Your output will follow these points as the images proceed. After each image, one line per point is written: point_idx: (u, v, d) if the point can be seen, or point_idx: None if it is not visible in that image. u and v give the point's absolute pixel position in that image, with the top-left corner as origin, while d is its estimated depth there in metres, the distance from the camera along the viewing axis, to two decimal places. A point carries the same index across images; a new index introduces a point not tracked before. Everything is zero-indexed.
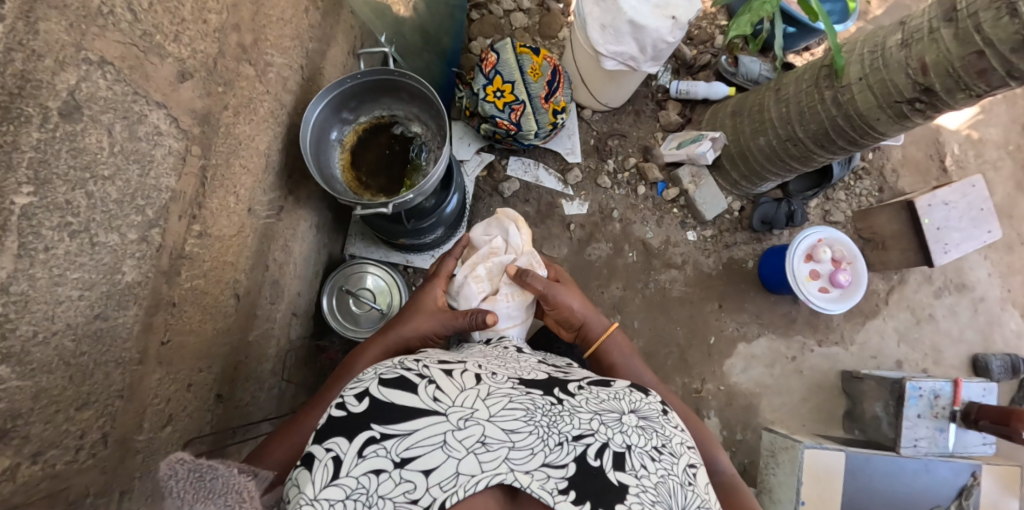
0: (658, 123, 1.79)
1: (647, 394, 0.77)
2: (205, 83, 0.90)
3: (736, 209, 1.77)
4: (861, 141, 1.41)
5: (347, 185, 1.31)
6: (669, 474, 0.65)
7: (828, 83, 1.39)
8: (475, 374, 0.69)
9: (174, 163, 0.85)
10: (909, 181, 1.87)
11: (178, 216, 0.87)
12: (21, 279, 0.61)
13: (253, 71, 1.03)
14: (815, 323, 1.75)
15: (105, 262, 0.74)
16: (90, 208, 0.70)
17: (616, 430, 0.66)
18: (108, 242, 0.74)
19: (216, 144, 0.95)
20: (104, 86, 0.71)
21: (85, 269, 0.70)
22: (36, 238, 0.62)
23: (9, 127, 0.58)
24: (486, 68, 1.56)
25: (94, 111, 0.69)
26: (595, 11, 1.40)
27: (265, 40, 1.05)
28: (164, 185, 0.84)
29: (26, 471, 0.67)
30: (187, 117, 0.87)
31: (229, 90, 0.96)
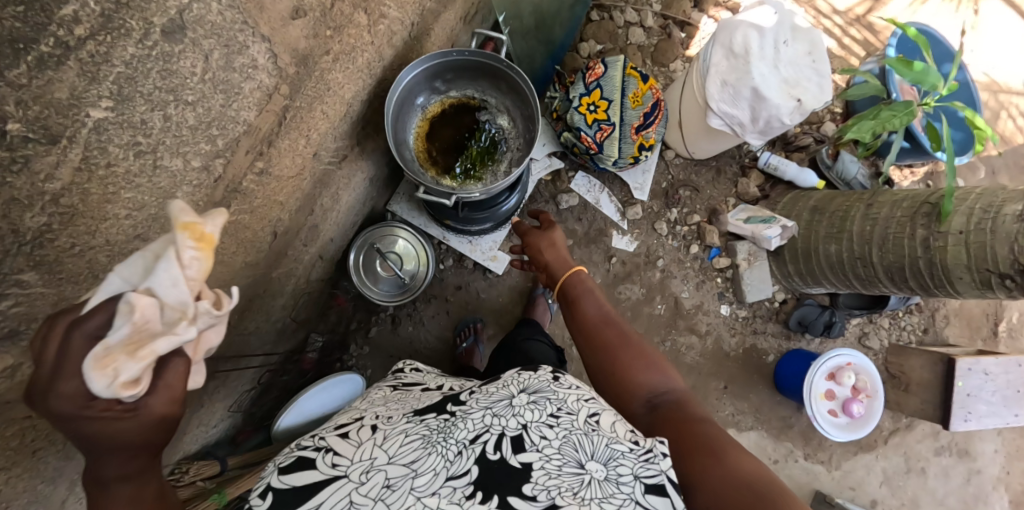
0: (734, 189, 1.72)
1: (536, 368, 0.77)
2: (316, 24, 0.85)
3: (778, 301, 1.72)
4: (934, 289, 1.35)
5: (416, 155, 1.27)
6: (570, 433, 0.65)
7: (925, 221, 1.31)
8: (371, 427, 0.72)
9: (259, 99, 0.81)
10: (956, 333, 1.80)
11: (245, 151, 0.83)
12: (74, 193, 0.58)
13: (365, 20, 0.97)
14: (809, 436, 1.72)
15: (162, 186, 0.70)
16: (162, 130, 0.65)
17: (509, 415, 0.67)
18: (169, 168, 0.70)
19: (306, 87, 0.90)
20: (215, 11, 0.65)
21: (141, 191, 0.67)
22: (100, 155, 0.58)
23: (106, 37, 0.53)
24: (589, 78, 1.50)
25: (199, 35, 0.64)
26: (722, 64, 1.31)
27: None
28: (242, 118, 0.79)
29: (27, 370, 0.65)
30: (287, 56, 0.82)
31: (336, 36, 0.91)
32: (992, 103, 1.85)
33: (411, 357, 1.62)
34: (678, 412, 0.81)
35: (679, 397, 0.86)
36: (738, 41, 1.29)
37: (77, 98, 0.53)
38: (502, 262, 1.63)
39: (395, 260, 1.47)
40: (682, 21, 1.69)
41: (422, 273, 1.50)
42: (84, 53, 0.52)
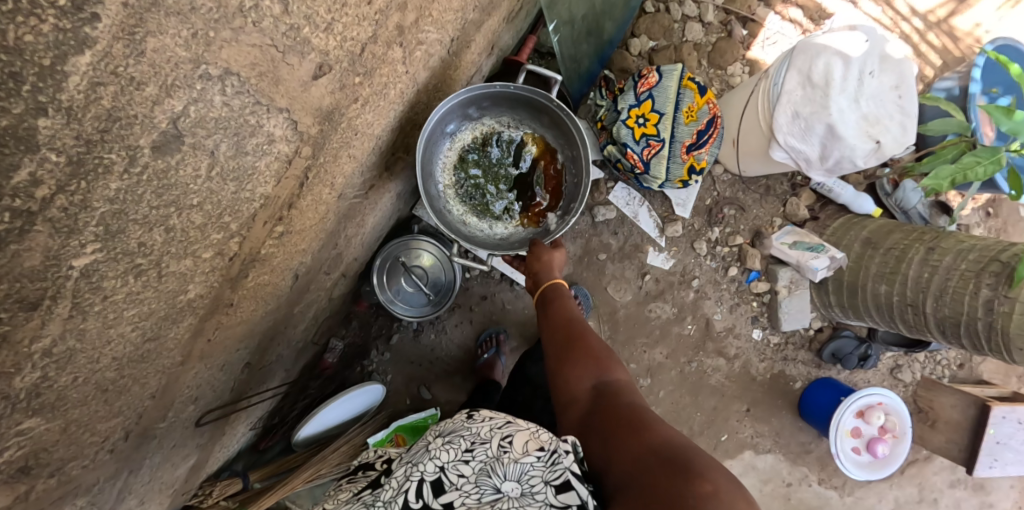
0: (782, 208, 1.61)
1: (454, 415, 0.80)
2: (342, 75, 0.73)
3: (813, 329, 1.65)
4: (986, 350, 1.27)
5: (446, 187, 1.20)
6: (482, 461, 0.66)
7: (992, 281, 1.21)
8: None
9: (278, 169, 0.71)
10: (991, 368, 1.74)
11: (263, 222, 0.74)
12: (68, 338, 0.50)
13: (400, 54, 0.84)
14: (826, 462, 1.71)
15: (170, 288, 0.62)
16: (166, 242, 0.57)
17: (427, 460, 0.69)
18: (177, 270, 0.62)
19: (330, 140, 0.80)
20: (219, 104, 0.55)
21: (147, 302, 0.59)
22: (94, 294, 0.50)
23: (80, 184, 0.44)
24: (641, 88, 1.35)
25: (200, 136, 0.54)
26: (796, 93, 1.16)
27: (426, 17, 0.85)
28: (258, 193, 0.70)
29: (42, 487, 0.61)
30: (309, 118, 0.71)
31: (366, 81, 0.79)
32: None
33: (432, 366, 1.59)
34: (612, 392, 0.79)
35: (624, 384, 0.82)
36: (816, 72, 1.14)
37: (54, 257, 0.44)
38: None
39: (420, 274, 1.40)
40: (745, 17, 1.51)
41: (448, 288, 1.43)
42: (53, 210, 0.43)
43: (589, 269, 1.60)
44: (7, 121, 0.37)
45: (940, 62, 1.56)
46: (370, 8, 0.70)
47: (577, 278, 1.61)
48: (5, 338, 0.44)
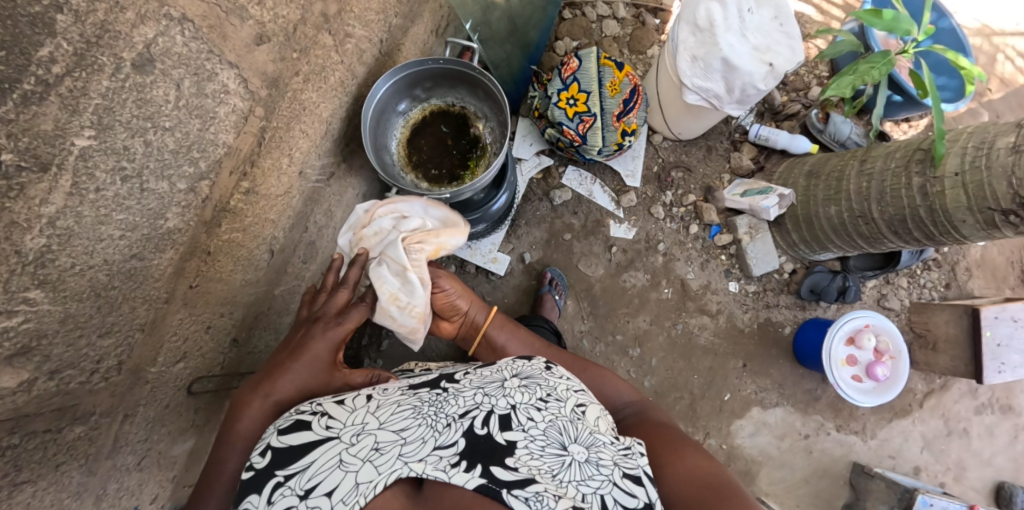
0: (728, 164, 1.71)
1: (530, 359, 0.84)
2: (281, 48, 0.88)
3: (787, 271, 1.70)
4: (940, 237, 1.32)
5: (398, 160, 1.29)
6: (556, 418, 0.72)
7: (920, 168, 1.28)
8: (366, 395, 0.76)
9: (235, 122, 0.85)
10: (981, 285, 1.74)
11: (229, 172, 0.88)
12: (68, 216, 0.64)
13: (331, 41, 0.99)
14: (838, 408, 1.68)
15: (151, 207, 0.76)
16: (146, 155, 0.71)
17: (500, 395, 0.73)
18: (156, 190, 0.75)
19: (280, 108, 0.94)
20: (180, 43, 0.70)
21: (131, 212, 0.73)
22: (89, 180, 0.64)
23: (82, 73, 0.59)
24: (565, 73, 1.52)
25: (167, 66, 0.69)
26: (689, 41, 1.31)
27: (349, 11, 1.01)
28: (221, 140, 0.83)
29: (42, 385, 0.71)
30: (256, 79, 0.85)
31: (303, 58, 0.94)
32: (985, 47, 1.74)
33: None
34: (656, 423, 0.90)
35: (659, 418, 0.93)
36: (700, 17, 1.28)
37: (61, 128, 0.59)
38: (503, 263, 1.66)
39: None
40: (654, 8, 1.71)
41: None
42: (63, 88, 0.58)
43: (558, 250, 1.70)
44: (38, 9, 0.54)
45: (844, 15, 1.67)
46: None
47: (549, 260, 1.70)
48: (23, 189, 0.57)
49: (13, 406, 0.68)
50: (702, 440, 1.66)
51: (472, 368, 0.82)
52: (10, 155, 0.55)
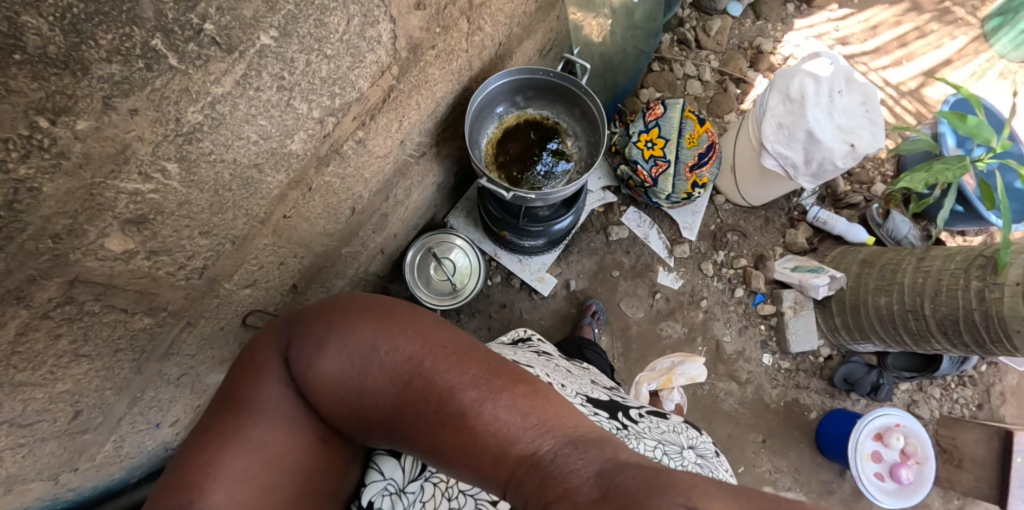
0: (782, 239, 1.73)
1: (699, 433, 0.83)
2: (431, 18, 0.91)
3: (823, 356, 1.69)
4: (990, 345, 1.33)
5: (485, 158, 1.30)
6: None
7: (980, 274, 1.30)
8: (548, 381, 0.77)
9: (374, 72, 0.87)
10: (1014, 413, 1.73)
11: (353, 118, 0.90)
12: (228, 103, 0.68)
13: (467, 27, 1.03)
14: (852, 506, 1.63)
15: (286, 123, 0.79)
16: (302, 74, 0.75)
17: (680, 463, 0.71)
18: (297, 109, 0.78)
19: (410, 74, 0.96)
20: None
21: (271, 122, 0.76)
22: (256, 76, 0.69)
23: None
24: (648, 117, 1.53)
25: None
26: (778, 108, 1.36)
27: (487, 7, 1.05)
28: (358, 85, 0.86)
29: (139, 261, 0.71)
30: (404, 40, 0.89)
31: (442, 35, 0.97)
32: None
33: None
34: None
35: None
36: (794, 89, 1.34)
37: (257, 20, 0.64)
38: (548, 284, 1.63)
39: (448, 267, 1.43)
40: (738, 78, 1.80)
41: (474, 285, 1.45)
42: None
43: (603, 284, 1.67)
44: None
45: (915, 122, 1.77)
46: None
47: (592, 292, 1.66)
48: (206, 62, 0.62)
49: (111, 271, 0.68)
50: None
51: (643, 410, 0.82)
52: (212, 27, 0.60)
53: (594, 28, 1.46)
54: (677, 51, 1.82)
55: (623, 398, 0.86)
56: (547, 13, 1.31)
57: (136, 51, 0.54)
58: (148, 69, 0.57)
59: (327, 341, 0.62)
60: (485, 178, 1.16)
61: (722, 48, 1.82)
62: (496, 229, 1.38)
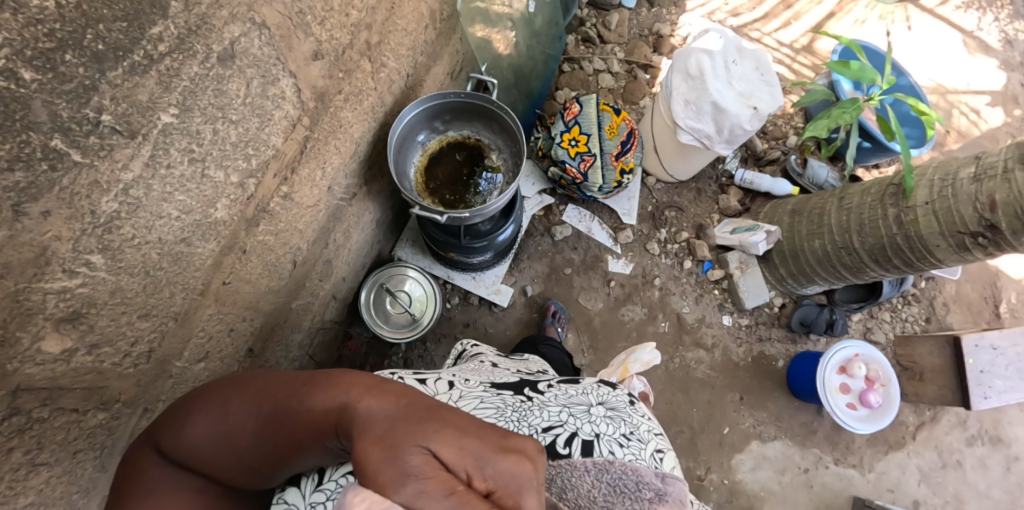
0: (716, 205, 1.82)
1: (616, 387, 0.85)
2: (331, 66, 0.94)
3: (777, 306, 1.78)
4: (918, 263, 1.42)
5: (415, 186, 1.33)
6: (637, 459, 0.72)
7: (893, 201, 1.41)
8: (448, 381, 0.79)
9: (285, 127, 0.90)
10: (959, 320, 1.85)
11: (273, 174, 0.92)
12: (140, 187, 0.69)
13: (370, 67, 1.05)
14: (835, 440, 1.71)
15: (206, 193, 0.80)
16: (211, 143, 0.77)
17: (585, 420, 0.74)
18: (214, 178, 0.80)
19: (323, 121, 0.98)
20: (256, 46, 0.77)
21: (190, 195, 0.77)
22: (164, 154, 0.70)
23: (178, 56, 0.66)
24: (567, 116, 1.59)
25: (243, 64, 0.76)
26: (682, 87, 1.45)
27: (387, 44, 1.08)
28: (271, 142, 0.88)
29: (80, 358, 0.71)
30: (308, 91, 0.91)
31: (347, 79, 1.00)
32: (941, 104, 1.96)
33: None
34: None
35: None
36: (692, 67, 1.42)
37: (154, 102, 0.65)
38: (506, 295, 1.66)
39: (404, 299, 1.46)
40: (645, 64, 1.89)
41: (434, 312, 1.48)
42: (162, 66, 0.64)
43: (559, 284, 1.72)
44: None
45: (813, 74, 1.90)
46: (348, 19, 0.93)
47: (550, 294, 1.71)
48: (111, 152, 0.63)
49: (52, 374, 0.68)
50: (703, 475, 1.65)
51: (554, 382, 0.83)
52: (109, 117, 0.61)
53: (501, 42, 1.50)
54: (584, 50, 1.90)
55: (535, 377, 0.87)
56: (448, 37, 1.34)
57: (37, 155, 0.56)
58: (52, 169, 0.58)
59: (189, 413, 0.66)
60: (418, 206, 1.19)
61: (624, 39, 1.92)
62: (442, 251, 1.41)
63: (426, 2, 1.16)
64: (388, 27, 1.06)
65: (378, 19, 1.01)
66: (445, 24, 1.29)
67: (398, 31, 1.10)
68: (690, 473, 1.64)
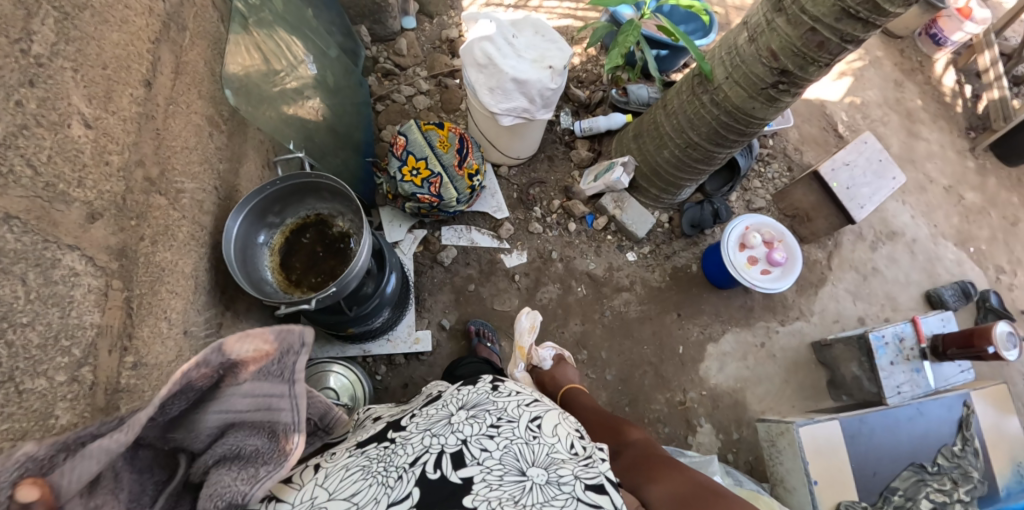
0: (572, 163, 1.90)
1: (476, 381, 0.79)
2: (116, 219, 0.89)
3: (666, 221, 1.89)
4: (749, 130, 1.52)
5: (279, 286, 1.28)
6: (511, 442, 0.67)
7: (703, 89, 1.53)
8: (314, 466, 0.70)
9: (96, 300, 0.84)
10: (813, 156, 2.04)
11: (107, 350, 0.85)
12: None
13: (165, 200, 1.00)
14: (772, 305, 1.82)
15: (36, 408, 0.73)
16: (11, 356, 0.70)
17: (448, 433, 0.69)
18: (35, 389, 0.73)
19: (138, 275, 0.92)
20: (12, 240, 0.71)
21: (15, 419, 0.70)
22: None
23: None
24: (397, 151, 1.58)
25: (6, 263, 0.70)
26: (480, 78, 1.49)
27: (172, 169, 1.03)
28: (88, 321, 0.82)
29: None
30: (102, 254, 0.85)
31: (143, 222, 0.94)
32: None
33: None
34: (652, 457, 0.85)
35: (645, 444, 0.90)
36: (478, 56, 1.46)
37: None
38: (426, 339, 1.63)
39: (331, 396, 1.39)
40: (449, 72, 1.94)
41: (365, 392, 1.44)
42: None
43: (471, 302, 1.72)
44: None
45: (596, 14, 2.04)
46: (112, 167, 0.88)
47: (468, 316, 1.71)
48: None
49: None
50: (683, 398, 1.70)
51: (418, 410, 0.77)
52: None
53: (305, 110, 1.47)
54: (389, 84, 1.93)
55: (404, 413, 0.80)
56: (243, 133, 1.30)
57: None
58: None
59: None
60: (283, 305, 1.14)
61: (421, 58, 1.96)
62: (341, 331, 1.37)
63: (195, 112, 1.12)
64: (164, 154, 1.01)
65: (147, 152, 0.96)
66: (231, 122, 1.25)
67: (179, 152, 1.05)
68: (672, 403, 1.69)
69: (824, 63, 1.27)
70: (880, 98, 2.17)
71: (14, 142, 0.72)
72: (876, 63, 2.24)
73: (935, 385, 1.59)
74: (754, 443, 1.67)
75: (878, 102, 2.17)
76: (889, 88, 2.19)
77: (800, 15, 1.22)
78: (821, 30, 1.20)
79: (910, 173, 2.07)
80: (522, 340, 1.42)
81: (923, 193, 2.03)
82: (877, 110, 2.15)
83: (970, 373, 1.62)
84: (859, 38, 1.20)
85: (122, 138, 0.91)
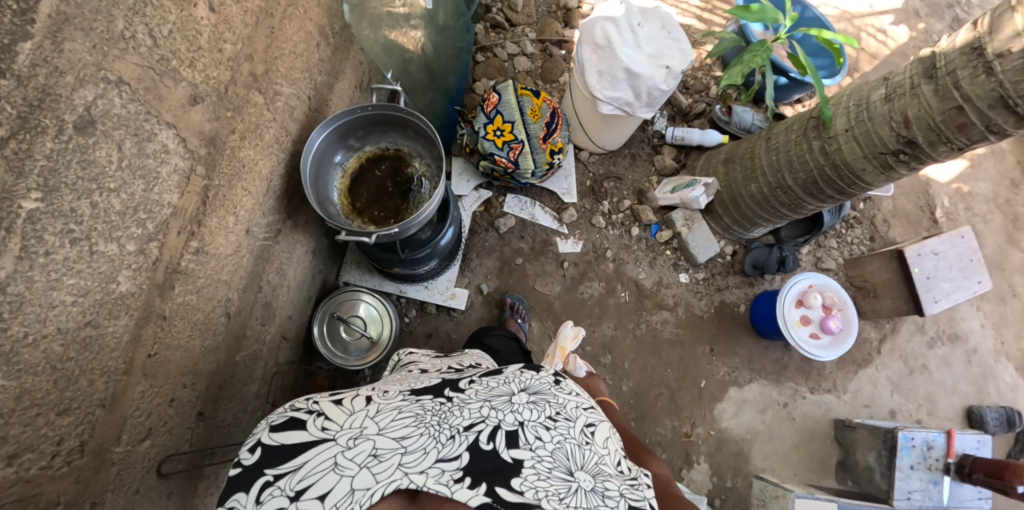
0: (653, 167, 1.83)
1: (538, 369, 0.78)
2: (215, 107, 0.89)
3: (728, 254, 1.82)
4: (849, 191, 1.43)
5: (342, 210, 1.29)
6: (565, 439, 0.68)
7: (816, 133, 1.43)
8: (365, 397, 0.70)
9: (178, 182, 0.85)
10: (900, 232, 1.92)
11: (176, 231, 0.86)
12: (19, 281, 0.63)
13: (262, 99, 1.00)
14: (807, 370, 1.76)
15: (102, 270, 0.75)
16: (93, 217, 0.71)
17: (507, 411, 0.68)
18: (105, 252, 0.74)
19: (220, 166, 0.93)
20: (118, 104, 0.71)
21: (82, 276, 0.71)
22: (38, 243, 0.64)
23: (25, 135, 0.60)
24: (487, 107, 1.55)
25: (108, 127, 0.70)
26: (592, 58, 1.43)
27: (276, 71, 1.02)
28: (166, 201, 0.83)
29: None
30: (195, 138, 0.86)
31: (237, 116, 0.94)
32: (849, 29, 2.01)
33: None
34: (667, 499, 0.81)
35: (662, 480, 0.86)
36: (598, 36, 1.40)
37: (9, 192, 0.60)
38: (462, 297, 1.64)
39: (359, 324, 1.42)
40: (558, 40, 1.87)
41: (391, 328, 1.46)
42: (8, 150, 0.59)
43: (512, 276, 1.71)
44: None
45: (725, 22, 1.92)
46: (223, 55, 0.88)
47: (506, 288, 1.70)
48: None
49: None
50: (689, 431, 1.68)
51: (476, 377, 0.77)
52: None
53: (409, 41, 1.44)
54: (495, 36, 1.87)
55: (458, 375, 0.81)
56: (347, 50, 1.28)
57: None
58: None
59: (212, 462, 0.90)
60: (343, 232, 1.14)
61: (534, 18, 1.89)
62: (387, 268, 1.38)
63: (310, 19, 1.10)
64: (272, 54, 1.00)
65: (258, 48, 0.95)
66: (338, 37, 1.23)
67: (286, 55, 1.04)
68: (677, 432, 1.67)
69: (958, 145, 1.17)
70: (991, 193, 2.02)
71: (141, 9, 0.71)
72: (999, 155, 2.07)
73: (947, 502, 1.53)
74: (744, 495, 1.65)
75: (987, 196, 2.01)
76: (1004, 185, 2.03)
77: (951, 89, 1.10)
78: (969, 112, 1.10)
79: (996, 280, 1.93)
80: (565, 343, 1.34)
81: (1001, 304, 1.90)
82: (983, 205, 2.00)
83: (987, 503, 1.55)
84: (1006, 131, 1.09)
85: (239, 30, 0.90)
